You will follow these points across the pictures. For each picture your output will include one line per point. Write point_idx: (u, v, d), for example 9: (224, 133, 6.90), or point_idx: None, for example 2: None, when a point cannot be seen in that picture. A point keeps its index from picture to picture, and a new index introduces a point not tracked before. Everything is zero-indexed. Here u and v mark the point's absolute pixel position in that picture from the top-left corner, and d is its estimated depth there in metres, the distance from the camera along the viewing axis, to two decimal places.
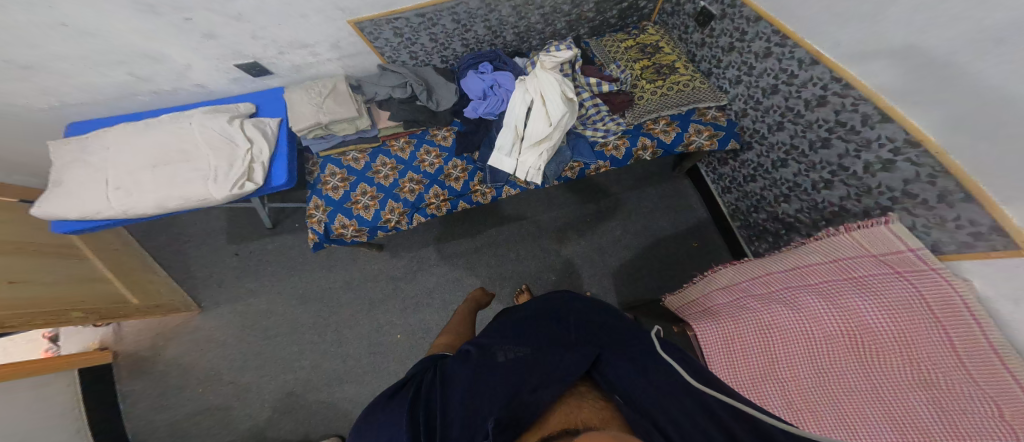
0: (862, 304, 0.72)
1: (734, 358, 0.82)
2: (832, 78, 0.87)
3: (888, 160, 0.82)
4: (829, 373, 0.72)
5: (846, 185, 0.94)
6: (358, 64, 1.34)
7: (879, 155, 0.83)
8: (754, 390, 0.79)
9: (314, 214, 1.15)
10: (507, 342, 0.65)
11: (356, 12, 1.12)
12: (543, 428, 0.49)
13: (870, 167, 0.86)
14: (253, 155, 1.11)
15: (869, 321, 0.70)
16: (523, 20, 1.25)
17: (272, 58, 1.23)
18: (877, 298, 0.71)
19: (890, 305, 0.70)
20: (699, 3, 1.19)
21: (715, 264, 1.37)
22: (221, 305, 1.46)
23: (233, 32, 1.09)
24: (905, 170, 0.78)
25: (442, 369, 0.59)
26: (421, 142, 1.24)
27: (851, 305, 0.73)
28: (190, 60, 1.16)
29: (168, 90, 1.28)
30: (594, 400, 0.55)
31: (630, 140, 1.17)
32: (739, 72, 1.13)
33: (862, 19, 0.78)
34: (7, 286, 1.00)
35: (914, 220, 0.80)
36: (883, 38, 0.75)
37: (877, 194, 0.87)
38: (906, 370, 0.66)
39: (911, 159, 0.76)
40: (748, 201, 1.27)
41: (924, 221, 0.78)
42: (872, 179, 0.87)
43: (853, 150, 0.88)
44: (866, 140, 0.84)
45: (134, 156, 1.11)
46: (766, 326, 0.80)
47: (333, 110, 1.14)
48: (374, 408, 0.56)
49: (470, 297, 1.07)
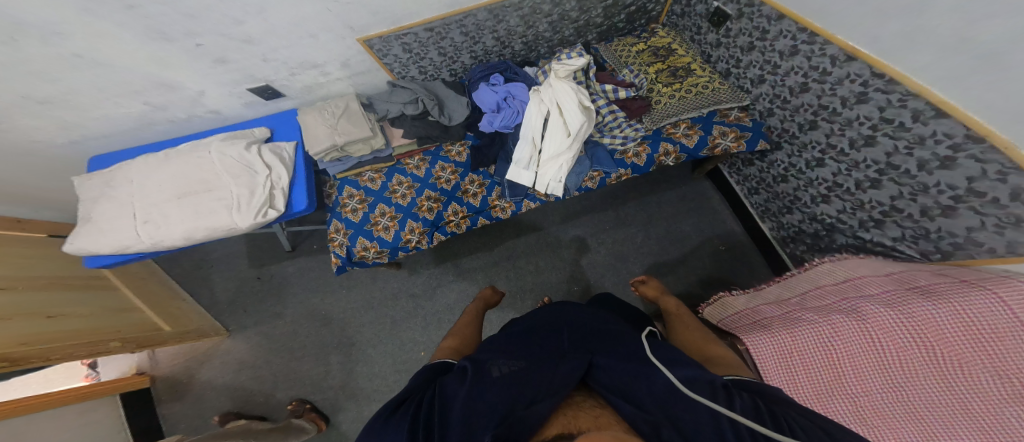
0: (935, 314, 0.70)
1: (795, 372, 0.80)
2: (872, 73, 0.83)
3: (947, 157, 0.75)
4: (905, 386, 0.71)
5: (896, 184, 0.87)
6: (368, 82, 1.34)
7: (935, 153, 0.77)
8: (820, 406, 0.76)
9: (336, 238, 1.16)
10: (505, 356, 0.65)
11: (365, 30, 1.11)
12: (544, 435, 0.51)
13: (924, 166, 0.80)
14: (272, 181, 1.12)
15: (944, 331, 0.69)
16: (532, 29, 1.24)
17: (283, 80, 1.22)
18: (951, 308, 0.69)
19: (968, 314, 0.68)
20: (713, 4, 1.17)
21: (742, 267, 1.34)
22: (247, 327, 1.48)
23: (245, 56, 1.09)
24: (969, 167, 0.72)
25: (438, 387, 0.59)
26: (435, 159, 1.23)
27: (921, 315, 0.72)
28: (203, 87, 1.16)
29: (183, 118, 1.28)
30: (591, 409, 0.58)
31: (651, 146, 1.14)
32: (762, 71, 1.10)
33: (901, 9, 0.74)
34: (46, 320, 1.07)
35: (983, 219, 0.74)
36: (925, 25, 0.71)
37: (935, 193, 0.80)
38: (998, 383, 0.63)
39: (974, 156, 0.71)
40: (779, 202, 1.21)
41: (996, 221, 0.72)
42: (928, 177, 0.80)
43: (903, 147, 0.82)
44: (918, 137, 0.79)
45: (158, 189, 1.12)
46: (827, 337, 0.78)
47: (348, 131, 1.14)
48: (370, 431, 0.55)
49: (481, 296, 1.11)
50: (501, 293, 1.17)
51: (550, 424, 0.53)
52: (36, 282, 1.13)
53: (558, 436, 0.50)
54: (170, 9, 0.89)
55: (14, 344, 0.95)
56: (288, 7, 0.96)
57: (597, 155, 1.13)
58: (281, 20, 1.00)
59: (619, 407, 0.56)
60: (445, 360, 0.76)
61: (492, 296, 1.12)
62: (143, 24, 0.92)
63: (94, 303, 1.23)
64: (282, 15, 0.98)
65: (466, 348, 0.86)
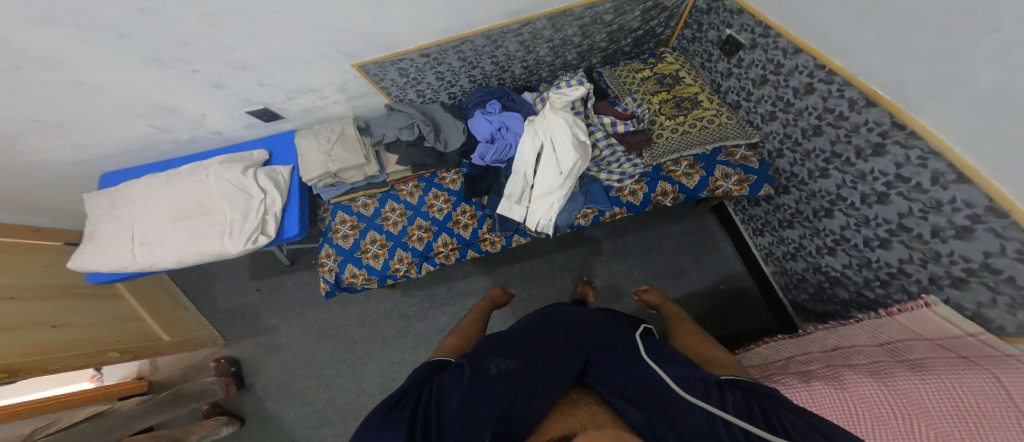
0: (919, 389, 0.65)
1: None
2: (893, 123, 0.76)
3: (965, 226, 0.69)
4: None
5: (907, 247, 0.81)
6: (367, 105, 1.32)
7: (953, 220, 0.70)
8: None
9: (326, 264, 1.16)
10: (502, 354, 0.65)
11: (359, 56, 1.09)
12: (544, 434, 0.48)
13: (939, 233, 0.74)
14: (267, 205, 1.13)
15: (928, 409, 0.63)
16: (532, 54, 1.20)
17: (282, 104, 1.22)
18: (939, 385, 0.64)
19: (955, 391, 0.62)
20: (725, 32, 1.11)
21: (742, 308, 1.28)
22: (244, 338, 1.51)
23: (241, 81, 1.08)
24: (987, 241, 0.66)
25: (435, 385, 0.60)
26: (429, 186, 1.21)
27: (905, 389, 0.66)
28: (203, 110, 1.17)
29: (187, 139, 1.29)
30: (586, 406, 0.55)
31: (649, 185, 1.09)
32: (774, 107, 1.04)
33: (931, 55, 0.65)
34: (49, 329, 1.11)
35: (995, 297, 0.68)
36: (959, 71, 0.61)
37: (947, 263, 0.74)
38: None
39: (995, 230, 0.64)
40: (784, 247, 1.16)
41: (1008, 300, 0.66)
42: (942, 245, 0.74)
43: (918, 210, 0.76)
44: (935, 201, 0.72)
45: (156, 211, 1.15)
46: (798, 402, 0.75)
47: (341, 158, 1.13)
48: (373, 415, 0.57)
49: (490, 296, 1.12)
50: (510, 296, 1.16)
51: (550, 422, 0.51)
52: (45, 291, 1.17)
53: (559, 433, 0.46)
54: (163, 37, 0.89)
55: (15, 354, 0.99)
56: (279, 34, 0.95)
57: (592, 192, 1.10)
58: (274, 47, 0.99)
59: (625, 413, 0.52)
60: (443, 358, 0.75)
61: (502, 296, 1.13)
62: (140, 52, 0.92)
63: (99, 313, 1.28)
64: (275, 42, 0.97)
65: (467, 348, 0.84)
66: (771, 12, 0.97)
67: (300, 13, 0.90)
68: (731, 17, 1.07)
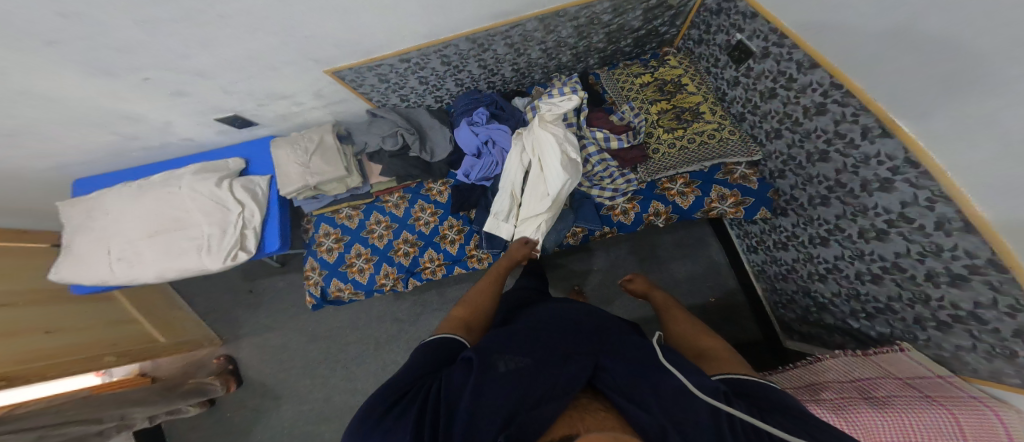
0: (878, 424, 0.67)
1: None
2: (906, 159, 0.71)
3: (960, 275, 0.67)
4: None
5: (898, 285, 0.80)
6: (348, 110, 1.25)
7: (950, 267, 0.68)
8: None
9: (311, 277, 1.16)
10: (507, 346, 0.59)
11: (332, 62, 1.03)
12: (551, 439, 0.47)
13: (933, 277, 0.72)
14: (244, 219, 1.13)
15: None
16: (522, 57, 1.12)
17: (253, 110, 1.16)
18: (898, 422, 0.66)
19: (912, 430, 0.64)
20: (735, 37, 1.03)
21: (733, 323, 1.28)
22: (238, 338, 1.53)
23: (204, 88, 1.02)
24: (980, 292, 0.64)
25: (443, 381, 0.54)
26: (415, 198, 1.18)
27: (864, 424, 0.67)
28: (168, 118, 1.11)
29: (157, 145, 1.24)
30: (596, 411, 0.54)
31: (641, 204, 1.07)
32: (780, 124, 0.99)
33: (964, 84, 0.58)
34: (44, 336, 1.10)
35: (975, 343, 0.68)
36: (991, 112, 0.55)
37: (935, 307, 0.73)
38: None
39: (990, 283, 0.62)
40: (776, 267, 1.14)
41: (988, 348, 0.66)
42: (934, 289, 0.72)
43: (916, 253, 0.74)
44: (935, 246, 0.70)
45: (131, 226, 1.15)
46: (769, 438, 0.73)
47: (321, 170, 1.09)
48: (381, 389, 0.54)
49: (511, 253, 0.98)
50: (532, 240, 0.99)
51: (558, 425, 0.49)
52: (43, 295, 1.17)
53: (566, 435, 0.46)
54: (104, 44, 0.82)
55: (14, 361, 0.99)
56: (233, 39, 0.88)
57: (582, 210, 1.06)
58: (231, 54, 0.92)
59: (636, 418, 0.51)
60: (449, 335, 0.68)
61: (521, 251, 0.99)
62: (82, 60, 0.85)
63: (96, 316, 1.29)
64: (234, 48, 0.91)
65: (477, 318, 0.76)
66: (791, 20, 0.88)
67: (255, 19, 0.83)
68: (743, 20, 0.99)
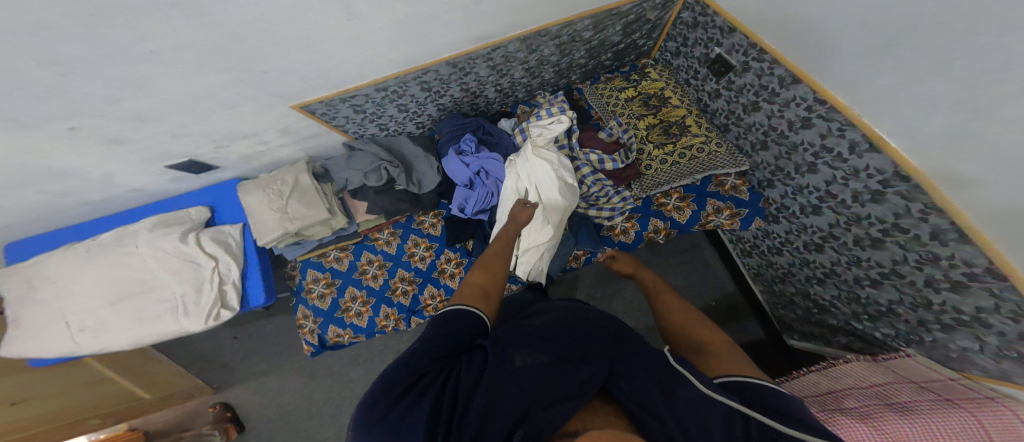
0: (907, 430, 0.68)
1: None
2: (896, 172, 0.74)
3: (960, 282, 0.70)
4: None
5: (898, 290, 0.82)
6: (322, 145, 1.15)
7: (948, 275, 0.71)
8: None
9: (305, 326, 1.09)
10: (529, 337, 0.54)
11: (299, 96, 0.93)
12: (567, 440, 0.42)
13: (932, 283, 0.75)
14: (221, 274, 1.06)
15: None
16: (505, 77, 1.07)
17: (211, 154, 1.04)
18: (924, 426, 0.67)
19: (939, 431, 0.66)
20: (715, 51, 1.08)
21: (733, 322, 1.32)
22: (230, 386, 1.42)
23: (147, 134, 0.89)
24: (981, 297, 0.68)
25: (456, 372, 0.49)
26: (406, 232, 1.13)
27: (894, 430, 0.68)
28: (109, 169, 0.97)
29: (101, 200, 1.09)
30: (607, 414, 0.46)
31: (640, 222, 1.06)
32: (765, 136, 1.02)
33: (973, 110, 0.59)
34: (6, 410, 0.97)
35: (982, 345, 0.70)
36: (1010, 125, 0.54)
37: (937, 311, 0.76)
38: None
39: (991, 290, 0.65)
40: (772, 270, 1.18)
41: (996, 349, 0.68)
42: (934, 294, 0.76)
43: (913, 260, 0.77)
44: (933, 255, 0.73)
45: (91, 292, 1.04)
46: None
47: (301, 216, 1.01)
48: (393, 368, 0.50)
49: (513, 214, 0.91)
50: (536, 204, 0.92)
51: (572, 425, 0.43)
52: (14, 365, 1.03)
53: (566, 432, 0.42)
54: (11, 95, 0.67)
55: None
56: (173, 78, 0.76)
57: (582, 233, 1.04)
58: (174, 93, 0.80)
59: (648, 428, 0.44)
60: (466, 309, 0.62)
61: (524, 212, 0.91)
62: None
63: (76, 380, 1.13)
64: (177, 87, 0.79)
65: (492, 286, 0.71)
66: (772, 36, 0.93)
67: (198, 52, 0.72)
68: (721, 35, 1.04)
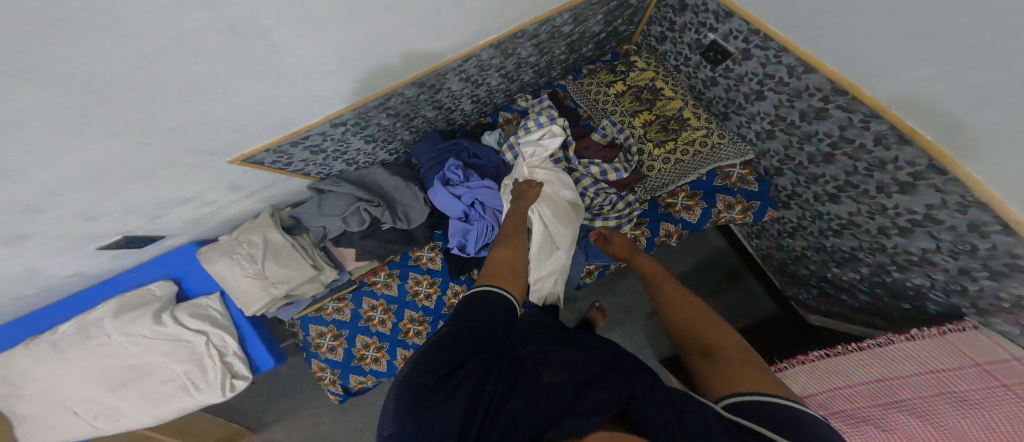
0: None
1: None
2: (932, 166, 0.65)
3: (1003, 272, 0.63)
4: None
5: (928, 276, 0.75)
6: (286, 191, 0.98)
7: (988, 265, 0.64)
8: None
9: (325, 377, 1.06)
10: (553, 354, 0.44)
11: (239, 149, 0.75)
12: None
13: (969, 273, 0.68)
14: (217, 346, 0.98)
15: None
16: (481, 87, 0.96)
17: (150, 225, 0.86)
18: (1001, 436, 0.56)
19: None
20: (709, 37, 0.98)
21: (744, 297, 1.30)
22: (265, 426, 1.43)
23: (56, 226, 0.70)
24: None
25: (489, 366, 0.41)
26: (405, 271, 1.02)
27: None
28: (31, 265, 0.79)
29: (40, 293, 0.92)
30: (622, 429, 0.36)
31: (651, 228, 0.96)
32: (770, 125, 0.94)
33: None
34: None
35: None
36: None
37: (975, 297, 0.70)
38: None
39: None
40: (784, 253, 1.13)
41: None
42: (973, 282, 0.69)
43: (947, 252, 0.69)
44: (970, 246, 0.65)
45: (87, 381, 0.91)
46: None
47: (280, 277, 0.88)
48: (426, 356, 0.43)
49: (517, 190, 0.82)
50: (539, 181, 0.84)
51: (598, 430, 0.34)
52: None
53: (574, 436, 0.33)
54: None
55: None
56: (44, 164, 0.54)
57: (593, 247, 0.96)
58: (61, 179, 0.59)
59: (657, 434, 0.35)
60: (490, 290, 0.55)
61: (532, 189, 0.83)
62: None
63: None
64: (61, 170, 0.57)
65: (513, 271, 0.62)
66: (772, 20, 0.82)
67: (67, 122, 0.50)
68: (715, 20, 0.94)
